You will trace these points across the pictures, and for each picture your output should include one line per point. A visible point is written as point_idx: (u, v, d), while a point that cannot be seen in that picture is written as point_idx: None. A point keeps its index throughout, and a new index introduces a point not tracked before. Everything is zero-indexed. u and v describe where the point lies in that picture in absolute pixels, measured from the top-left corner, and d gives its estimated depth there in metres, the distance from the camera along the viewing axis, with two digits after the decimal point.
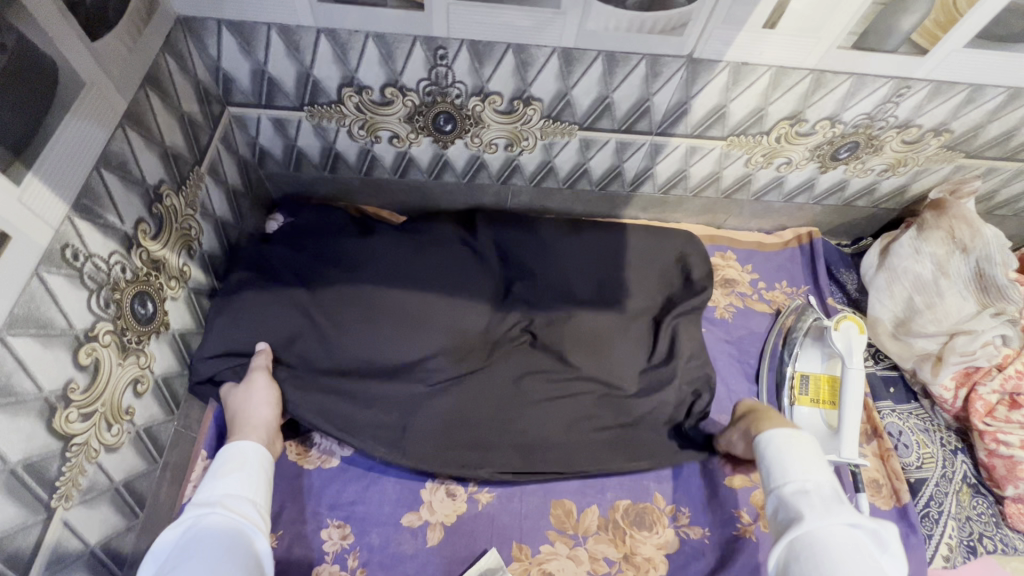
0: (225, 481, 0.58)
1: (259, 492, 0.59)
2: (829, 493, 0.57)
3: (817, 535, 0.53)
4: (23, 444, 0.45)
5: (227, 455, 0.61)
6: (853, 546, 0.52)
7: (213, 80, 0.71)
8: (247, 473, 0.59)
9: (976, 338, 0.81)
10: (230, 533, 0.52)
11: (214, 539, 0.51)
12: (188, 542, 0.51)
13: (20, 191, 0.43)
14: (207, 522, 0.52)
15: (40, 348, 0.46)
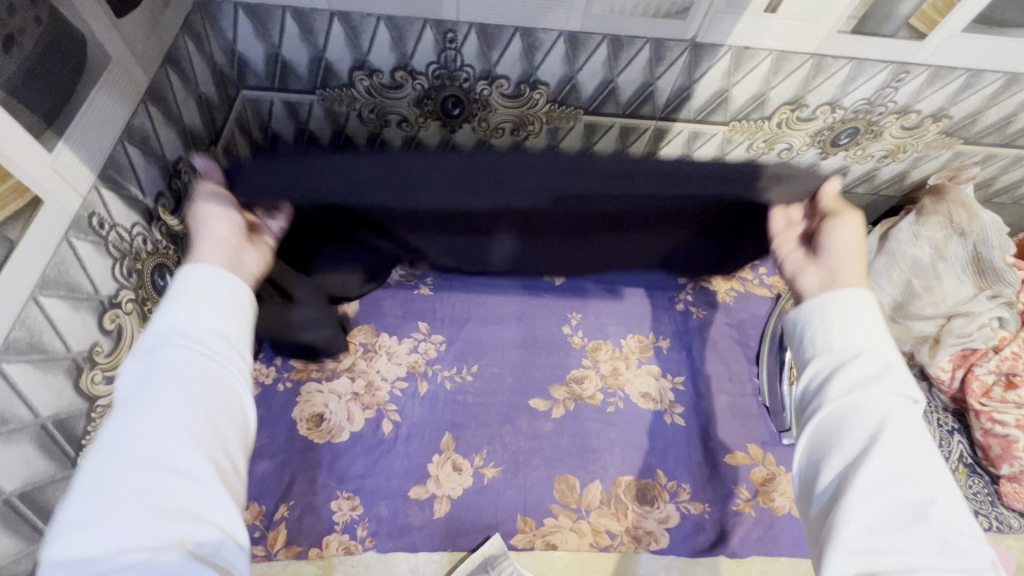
0: (182, 311, 0.43)
1: (238, 320, 0.45)
2: (888, 360, 0.46)
3: (878, 422, 0.43)
4: (53, 400, 0.47)
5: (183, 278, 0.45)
6: (916, 435, 0.43)
7: (228, 63, 0.73)
8: (212, 300, 0.44)
9: (973, 320, 0.83)
10: (199, 374, 0.40)
11: (173, 386, 0.39)
12: (141, 389, 0.39)
13: (52, 157, 0.45)
14: (164, 363, 0.39)
15: (69, 310, 0.48)
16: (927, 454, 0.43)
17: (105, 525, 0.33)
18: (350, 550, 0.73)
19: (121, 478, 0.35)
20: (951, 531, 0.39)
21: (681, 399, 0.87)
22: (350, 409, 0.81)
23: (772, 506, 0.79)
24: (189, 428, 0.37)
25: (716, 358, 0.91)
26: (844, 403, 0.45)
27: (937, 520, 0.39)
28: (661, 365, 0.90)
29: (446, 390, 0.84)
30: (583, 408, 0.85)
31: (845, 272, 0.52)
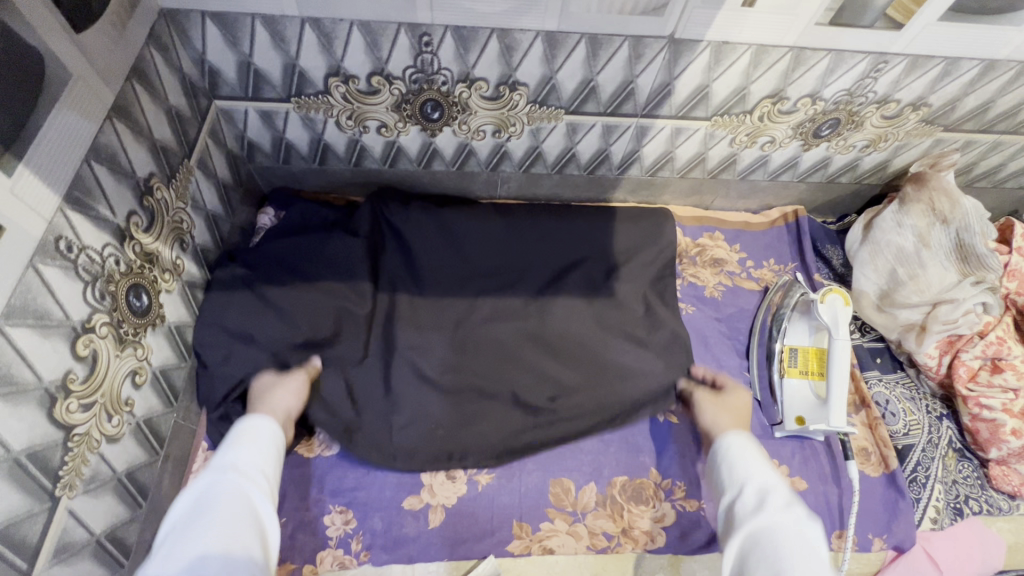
0: (235, 452, 0.60)
1: (270, 465, 0.61)
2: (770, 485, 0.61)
3: (772, 538, 0.55)
4: (26, 433, 0.45)
5: (243, 429, 0.64)
6: (803, 533, 0.54)
7: (199, 73, 0.72)
8: (257, 445, 0.62)
9: (958, 306, 0.83)
10: (239, 498, 0.54)
11: (224, 508, 0.52)
12: (196, 515, 0.52)
13: (12, 181, 0.43)
14: (220, 490, 0.54)
15: (38, 338, 0.46)
16: (820, 555, 0.53)
17: None
18: (346, 565, 0.72)
19: None
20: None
21: None
22: None
23: None
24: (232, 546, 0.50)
25: (708, 353, 0.91)
26: (748, 528, 0.58)
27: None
28: None
29: None
30: None
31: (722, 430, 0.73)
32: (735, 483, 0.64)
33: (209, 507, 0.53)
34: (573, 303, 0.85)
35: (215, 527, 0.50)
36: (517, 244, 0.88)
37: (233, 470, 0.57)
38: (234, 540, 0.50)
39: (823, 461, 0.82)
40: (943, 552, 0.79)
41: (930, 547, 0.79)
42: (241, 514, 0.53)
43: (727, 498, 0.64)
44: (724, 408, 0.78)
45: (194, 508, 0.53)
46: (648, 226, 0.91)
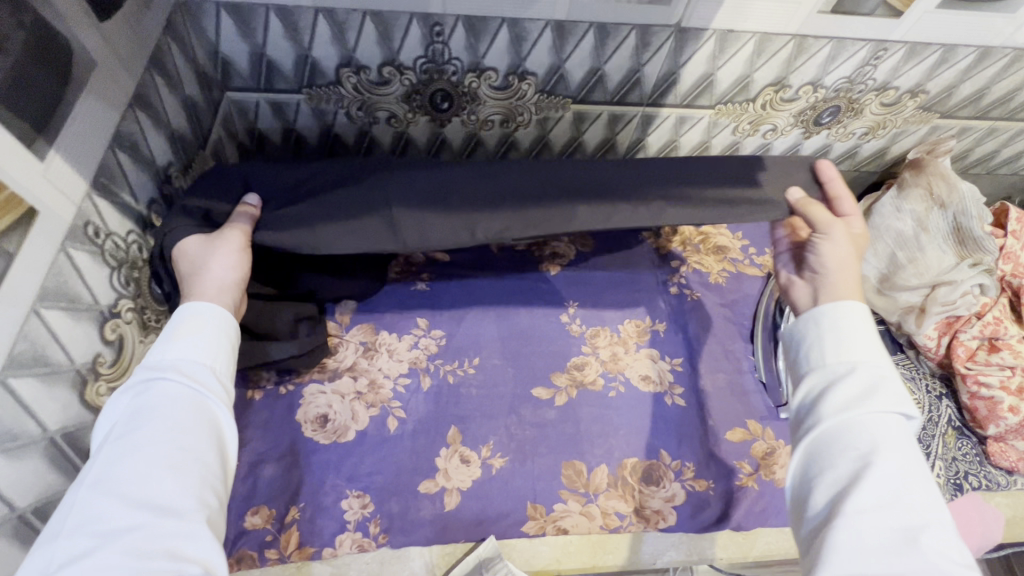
0: (178, 348, 0.49)
1: (222, 359, 0.52)
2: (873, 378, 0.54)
3: (871, 446, 0.50)
4: (60, 414, 0.46)
5: (182, 314, 0.52)
6: (908, 450, 0.50)
7: (212, 65, 0.72)
8: (205, 338, 0.51)
9: (957, 288, 0.86)
10: (189, 408, 0.47)
11: (161, 424, 0.45)
12: (139, 422, 0.45)
13: (44, 165, 0.44)
14: (158, 398, 0.46)
15: (70, 322, 0.47)
16: (917, 475, 0.50)
17: (96, 556, 0.39)
18: (364, 547, 0.73)
19: (110, 511, 0.41)
20: (940, 554, 0.44)
21: (680, 379, 0.89)
22: (354, 407, 0.81)
23: (773, 478, 0.81)
24: (182, 471, 0.44)
25: (714, 338, 0.93)
26: (838, 423, 0.53)
27: (927, 546, 0.45)
28: (660, 348, 0.91)
29: (448, 385, 0.85)
30: (586, 394, 0.86)
31: (842, 289, 0.60)
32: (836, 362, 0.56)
33: (147, 419, 0.45)
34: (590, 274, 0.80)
35: (159, 447, 0.44)
36: None
37: (175, 372, 0.48)
38: (180, 455, 0.45)
39: None
40: None
41: None
42: (184, 434, 0.46)
43: (812, 382, 0.57)
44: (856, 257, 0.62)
45: (130, 417, 0.46)
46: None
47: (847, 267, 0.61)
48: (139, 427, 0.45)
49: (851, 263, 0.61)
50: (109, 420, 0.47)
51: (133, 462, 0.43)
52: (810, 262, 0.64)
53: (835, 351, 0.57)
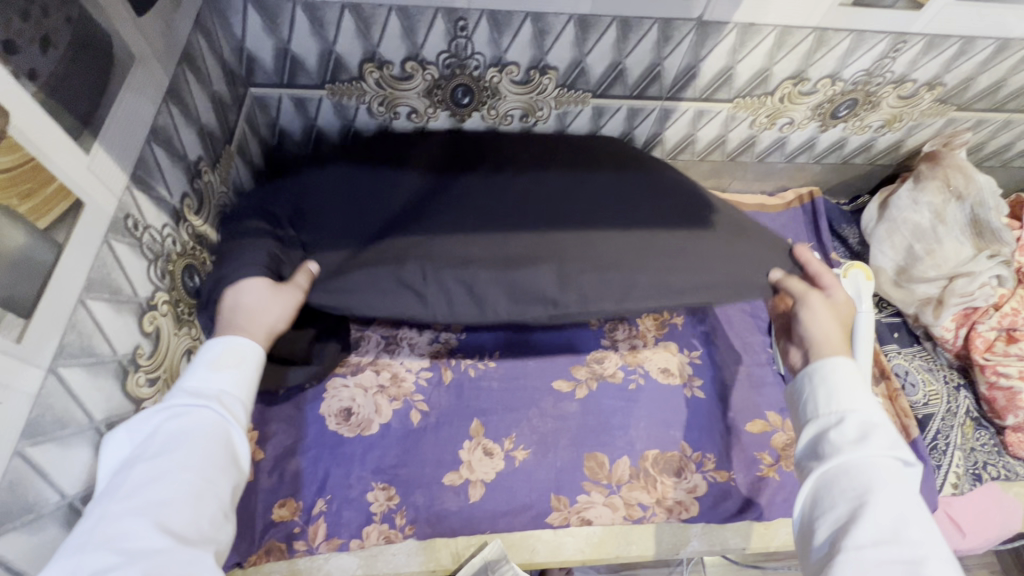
0: (216, 378, 0.50)
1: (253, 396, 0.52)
2: (875, 420, 0.55)
3: (869, 483, 0.51)
4: (104, 404, 0.47)
5: (222, 346, 0.52)
6: (909, 492, 0.51)
7: (237, 60, 0.73)
8: (242, 372, 0.52)
9: (975, 279, 0.86)
10: (221, 439, 0.47)
11: (195, 449, 0.45)
12: (170, 447, 0.44)
13: (89, 158, 0.44)
14: (194, 422, 0.46)
15: (113, 313, 0.48)
16: (919, 516, 0.50)
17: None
18: (391, 539, 0.73)
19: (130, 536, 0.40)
20: None
21: (698, 371, 0.89)
22: (378, 401, 0.82)
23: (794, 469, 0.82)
24: (205, 504, 0.43)
25: (731, 331, 0.94)
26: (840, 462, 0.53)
27: None
28: (679, 341, 0.91)
29: (470, 378, 0.85)
30: (605, 386, 0.86)
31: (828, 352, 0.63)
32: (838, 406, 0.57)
33: (181, 441, 0.45)
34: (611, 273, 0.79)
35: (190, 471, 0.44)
36: None
37: (215, 400, 0.49)
38: (206, 488, 0.44)
39: None
40: (965, 515, 0.81)
41: (952, 511, 0.81)
42: (214, 463, 0.45)
43: (814, 425, 0.58)
44: (840, 321, 0.66)
45: (163, 436, 0.45)
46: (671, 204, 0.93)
47: (830, 328, 0.64)
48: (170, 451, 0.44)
49: (834, 326, 0.65)
50: (135, 433, 0.46)
51: (158, 489, 0.42)
52: (798, 331, 0.68)
53: (840, 395, 0.57)
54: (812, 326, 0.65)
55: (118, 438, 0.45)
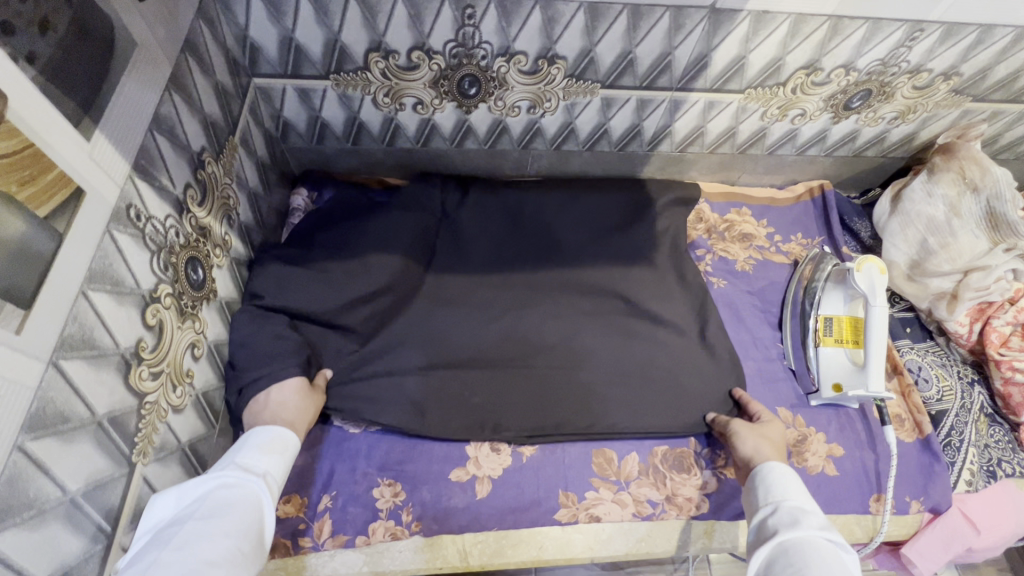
0: (263, 458, 0.55)
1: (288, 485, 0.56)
2: (818, 514, 0.59)
3: (801, 556, 0.53)
4: (107, 397, 0.45)
5: (269, 434, 0.58)
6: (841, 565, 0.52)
7: (240, 49, 0.71)
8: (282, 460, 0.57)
9: (990, 274, 0.84)
10: (256, 512, 0.49)
11: (238, 515, 0.47)
12: (216, 510, 0.47)
13: (90, 146, 0.43)
14: (240, 492, 0.50)
15: (114, 305, 0.46)
16: None
17: None
18: (398, 536, 0.72)
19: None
20: None
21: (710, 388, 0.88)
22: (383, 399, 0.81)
23: (805, 465, 0.81)
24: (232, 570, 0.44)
25: (742, 326, 0.92)
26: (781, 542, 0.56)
27: None
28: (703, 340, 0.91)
29: None
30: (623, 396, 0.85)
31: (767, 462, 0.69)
32: (779, 500, 0.62)
33: (226, 506, 0.48)
34: (606, 306, 0.86)
35: (230, 534, 0.46)
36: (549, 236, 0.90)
37: (261, 478, 0.53)
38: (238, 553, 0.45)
39: (859, 428, 0.84)
40: (980, 512, 0.80)
41: (966, 508, 0.80)
42: (251, 533, 0.47)
43: (764, 516, 0.62)
44: (764, 434, 0.74)
45: (212, 498, 0.48)
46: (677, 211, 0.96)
47: (755, 440, 0.73)
48: (217, 512, 0.47)
49: (760, 438, 0.73)
50: (182, 497, 0.49)
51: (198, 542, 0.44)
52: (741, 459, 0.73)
53: (781, 490, 0.63)
54: (740, 446, 0.74)
55: (165, 499, 0.48)
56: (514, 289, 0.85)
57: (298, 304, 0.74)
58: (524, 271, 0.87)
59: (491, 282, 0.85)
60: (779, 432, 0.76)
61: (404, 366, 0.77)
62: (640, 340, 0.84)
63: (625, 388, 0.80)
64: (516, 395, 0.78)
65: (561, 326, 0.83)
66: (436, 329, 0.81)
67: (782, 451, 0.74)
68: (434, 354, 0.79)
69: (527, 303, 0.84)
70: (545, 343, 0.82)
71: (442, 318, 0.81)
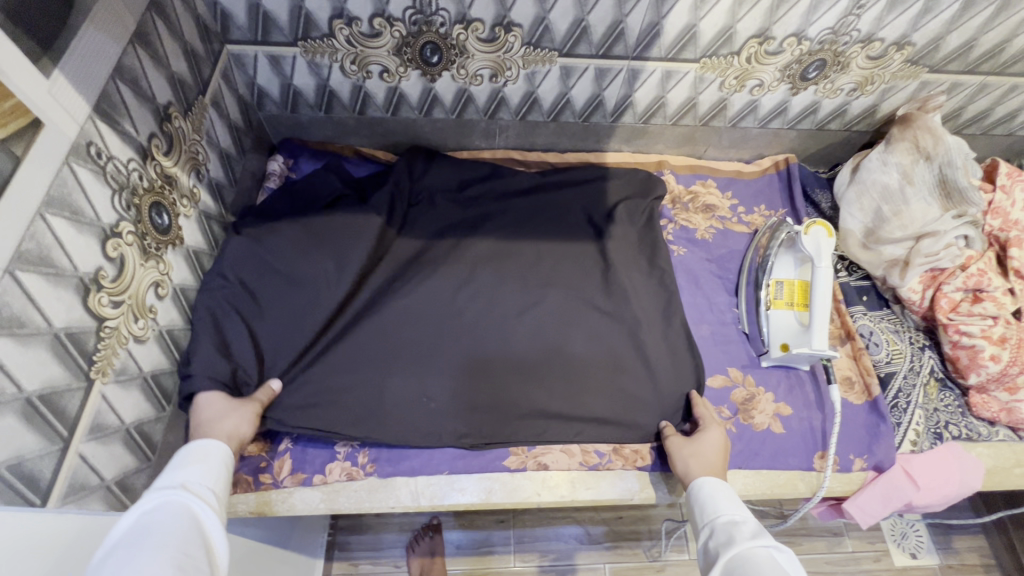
0: (184, 471, 0.56)
1: (221, 485, 0.57)
2: (752, 522, 0.61)
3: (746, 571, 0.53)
4: (64, 313, 0.50)
5: (185, 454, 0.59)
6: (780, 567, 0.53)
7: (211, 16, 0.76)
8: (208, 467, 0.58)
9: (939, 240, 0.86)
10: (190, 517, 0.50)
11: (176, 526, 0.48)
12: (145, 531, 0.47)
13: (49, 83, 0.48)
14: (168, 506, 0.50)
15: (74, 232, 0.51)
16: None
17: None
18: (353, 475, 0.76)
19: None
20: None
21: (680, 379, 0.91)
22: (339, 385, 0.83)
23: (751, 422, 0.83)
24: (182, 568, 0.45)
25: (698, 291, 0.95)
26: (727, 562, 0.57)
27: None
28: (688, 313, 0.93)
29: None
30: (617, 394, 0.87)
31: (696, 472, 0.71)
32: (719, 516, 0.63)
33: (156, 523, 0.48)
34: (571, 277, 0.88)
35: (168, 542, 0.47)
36: (517, 213, 0.94)
37: (184, 488, 0.53)
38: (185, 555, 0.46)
39: (808, 389, 0.86)
40: (924, 472, 0.82)
41: (910, 467, 0.82)
42: (194, 536, 0.48)
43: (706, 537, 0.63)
44: (699, 453, 0.73)
45: (141, 521, 0.48)
46: (637, 191, 0.99)
47: (685, 463, 0.73)
48: (149, 530, 0.47)
49: (692, 457, 0.73)
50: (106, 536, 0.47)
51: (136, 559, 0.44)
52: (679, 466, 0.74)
53: (720, 507, 0.64)
54: (675, 466, 0.74)
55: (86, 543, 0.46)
56: (485, 262, 0.88)
57: (279, 264, 0.80)
58: (486, 234, 0.91)
59: (468, 258, 0.88)
60: (717, 444, 0.74)
61: (377, 331, 0.80)
62: (624, 343, 0.85)
63: (606, 397, 0.82)
64: (518, 387, 0.80)
65: (560, 309, 0.86)
66: (440, 317, 0.82)
67: (720, 465, 0.73)
68: (444, 343, 0.81)
69: (517, 284, 0.86)
70: (549, 334, 0.84)
71: (444, 297, 0.83)
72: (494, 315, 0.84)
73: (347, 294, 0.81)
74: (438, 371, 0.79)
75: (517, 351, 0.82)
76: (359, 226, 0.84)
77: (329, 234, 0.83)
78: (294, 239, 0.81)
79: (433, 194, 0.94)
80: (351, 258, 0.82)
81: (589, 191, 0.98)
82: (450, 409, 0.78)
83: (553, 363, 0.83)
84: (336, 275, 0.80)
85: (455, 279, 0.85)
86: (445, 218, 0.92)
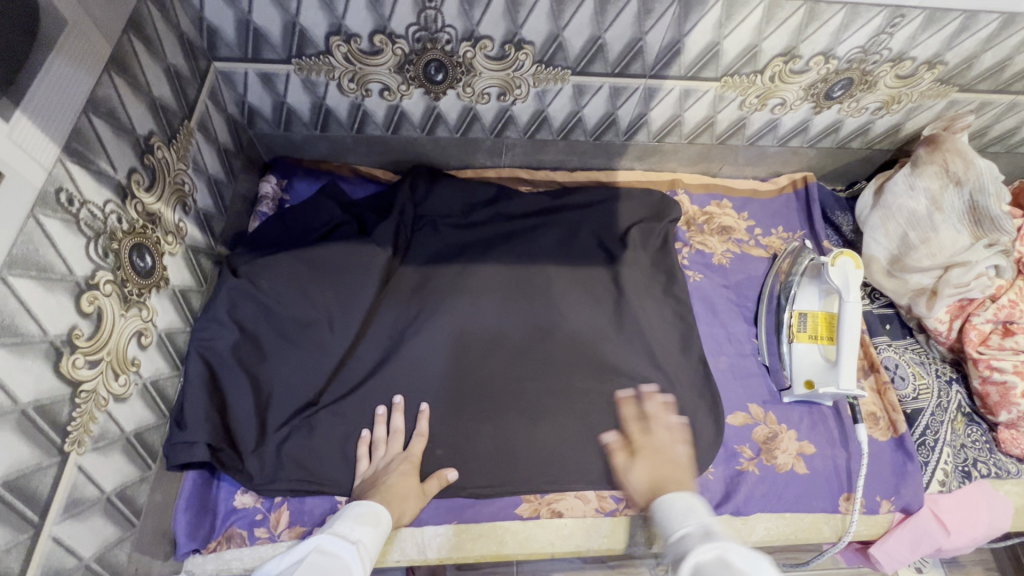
0: (358, 529, 0.60)
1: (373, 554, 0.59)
2: (699, 528, 0.55)
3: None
4: (32, 385, 0.45)
5: (362, 509, 0.63)
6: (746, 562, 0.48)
7: (197, 32, 0.70)
8: (370, 528, 0.61)
9: (971, 270, 0.82)
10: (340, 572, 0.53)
11: None
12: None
13: (9, 128, 0.42)
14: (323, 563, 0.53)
15: (43, 292, 0.46)
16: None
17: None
18: None
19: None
20: None
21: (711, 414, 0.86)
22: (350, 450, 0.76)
23: (774, 463, 0.79)
24: None
25: (715, 319, 0.91)
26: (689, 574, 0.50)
27: None
28: (707, 345, 0.88)
29: None
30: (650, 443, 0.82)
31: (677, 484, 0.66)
32: (673, 535, 0.56)
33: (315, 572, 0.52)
34: (583, 307, 0.83)
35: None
36: (526, 239, 0.88)
37: (353, 545, 0.57)
38: None
39: (832, 426, 0.82)
40: (952, 514, 0.78)
41: (938, 509, 0.79)
42: None
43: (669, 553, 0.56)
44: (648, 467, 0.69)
45: (309, 562, 0.53)
46: (651, 213, 0.94)
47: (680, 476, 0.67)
48: None
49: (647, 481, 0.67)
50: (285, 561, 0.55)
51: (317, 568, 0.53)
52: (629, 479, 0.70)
53: (670, 525, 0.58)
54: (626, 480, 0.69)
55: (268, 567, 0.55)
56: (494, 292, 0.82)
57: (278, 300, 0.74)
58: (493, 260, 0.85)
59: (475, 287, 0.81)
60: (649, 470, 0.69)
61: (378, 372, 0.75)
62: (642, 379, 0.80)
63: (621, 435, 0.77)
64: (524, 428, 0.76)
65: (569, 343, 0.81)
66: (446, 353, 0.77)
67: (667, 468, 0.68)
68: (450, 382, 0.76)
69: (527, 315, 0.81)
70: (559, 368, 0.79)
71: (453, 331, 0.78)
72: (503, 349, 0.79)
73: (347, 333, 0.76)
74: (442, 413, 0.75)
75: (524, 391, 0.78)
76: (361, 258, 0.79)
77: (328, 266, 0.78)
78: (291, 272, 0.76)
79: (437, 218, 0.89)
80: (351, 292, 0.77)
81: (601, 213, 0.93)
82: (456, 453, 0.74)
83: (564, 401, 0.78)
84: (338, 311, 0.76)
85: (459, 312, 0.79)
86: (450, 244, 0.86)
